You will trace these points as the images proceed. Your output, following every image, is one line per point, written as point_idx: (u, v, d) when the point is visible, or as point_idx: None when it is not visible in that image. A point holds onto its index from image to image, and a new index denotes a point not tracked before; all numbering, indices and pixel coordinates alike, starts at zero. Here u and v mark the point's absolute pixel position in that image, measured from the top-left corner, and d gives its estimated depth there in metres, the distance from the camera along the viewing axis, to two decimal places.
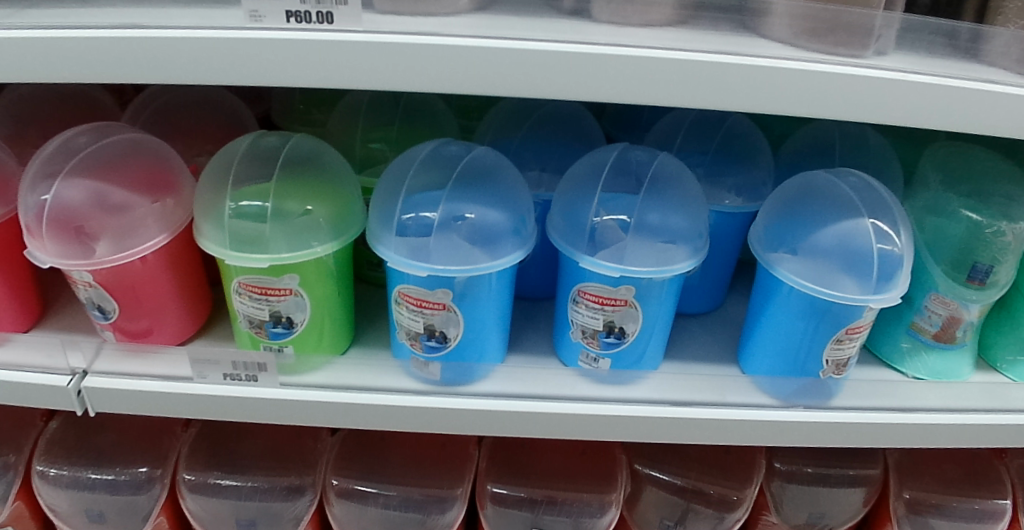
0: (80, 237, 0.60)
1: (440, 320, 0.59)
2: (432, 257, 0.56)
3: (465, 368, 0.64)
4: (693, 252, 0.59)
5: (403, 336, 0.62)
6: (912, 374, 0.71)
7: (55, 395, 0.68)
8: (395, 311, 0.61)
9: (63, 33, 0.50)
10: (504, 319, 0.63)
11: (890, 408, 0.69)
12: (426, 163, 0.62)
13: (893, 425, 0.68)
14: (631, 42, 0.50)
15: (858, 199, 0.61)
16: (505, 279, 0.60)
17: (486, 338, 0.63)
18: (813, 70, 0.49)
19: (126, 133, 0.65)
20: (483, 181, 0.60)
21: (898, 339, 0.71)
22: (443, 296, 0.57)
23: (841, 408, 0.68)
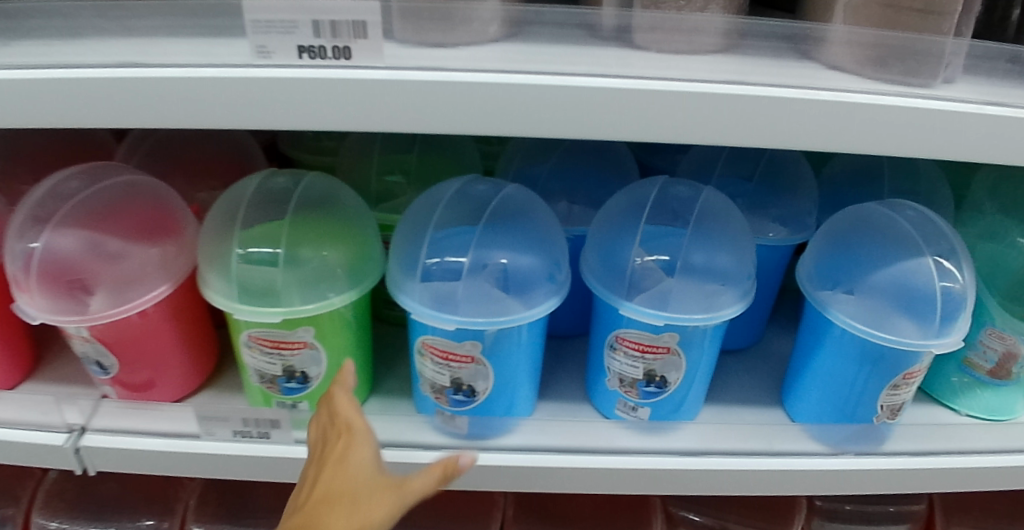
0: (74, 291, 0.55)
1: (468, 373, 0.55)
2: (460, 308, 0.51)
3: (493, 422, 0.59)
4: (741, 295, 0.54)
5: (427, 389, 0.58)
6: (967, 414, 0.67)
7: (51, 455, 0.63)
8: (417, 363, 0.57)
9: (49, 73, 0.45)
10: (535, 369, 0.59)
11: (946, 452, 0.64)
12: (451, 202, 0.57)
13: (949, 471, 0.63)
14: (681, 75, 0.45)
15: (916, 234, 0.57)
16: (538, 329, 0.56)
17: (516, 391, 0.58)
18: (882, 105, 0.44)
19: (121, 174, 0.61)
20: (514, 223, 0.56)
21: (949, 374, 0.67)
22: (471, 349, 0.53)
23: (894, 454, 0.63)
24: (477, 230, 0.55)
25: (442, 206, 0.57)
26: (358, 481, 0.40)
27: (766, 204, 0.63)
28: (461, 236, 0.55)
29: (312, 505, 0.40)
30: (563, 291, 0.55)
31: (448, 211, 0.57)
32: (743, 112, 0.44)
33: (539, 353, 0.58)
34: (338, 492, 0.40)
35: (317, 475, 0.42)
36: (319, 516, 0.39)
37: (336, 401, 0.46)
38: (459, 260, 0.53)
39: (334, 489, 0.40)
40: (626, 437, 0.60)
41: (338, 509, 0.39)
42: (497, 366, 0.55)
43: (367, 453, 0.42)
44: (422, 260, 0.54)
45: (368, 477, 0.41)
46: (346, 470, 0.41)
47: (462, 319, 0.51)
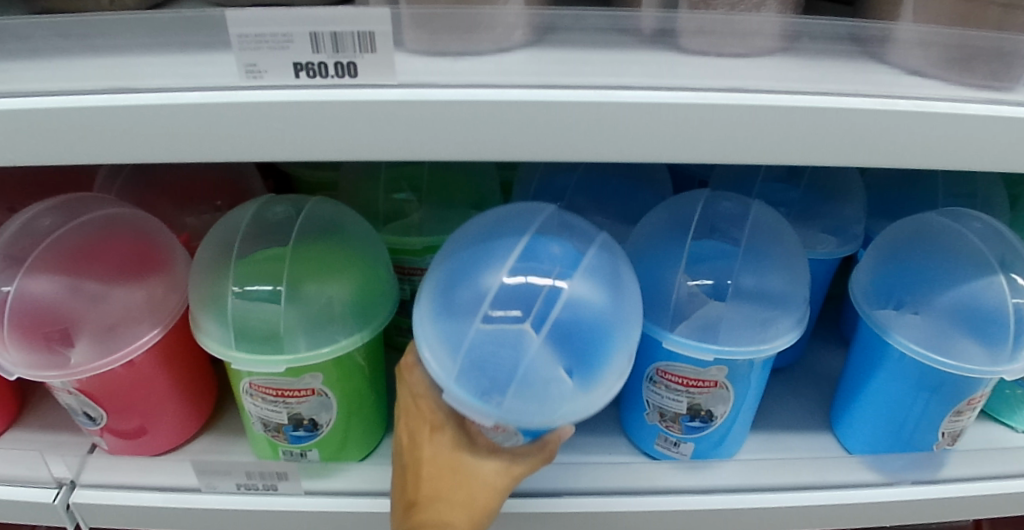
0: (51, 343, 0.49)
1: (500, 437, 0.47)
2: (507, 400, 0.42)
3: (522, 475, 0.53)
4: (796, 321, 0.49)
5: (262, 428, 0.53)
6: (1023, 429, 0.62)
7: (38, 512, 0.57)
8: (253, 404, 0.51)
9: (5, 103, 0.39)
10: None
11: (1006, 475, 0.60)
12: (522, 244, 0.46)
13: (1010, 495, 0.59)
14: (737, 84, 0.39)
15: (984, 246, 0.51)
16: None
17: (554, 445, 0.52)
18: (964, 114, 0.39)
19: (101, 208, 0.55)
20: (598, 285, 0.45)
21: (1002, 386, 0.62)
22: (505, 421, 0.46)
23: (952, 480, 0.59)
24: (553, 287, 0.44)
25: (510, 248, 0.46)
26: (465, 474, 0.47)
27: (810, 214, 0.59)
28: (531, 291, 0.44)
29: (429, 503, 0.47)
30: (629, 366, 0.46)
31: (516, 255, 0.45)
32: (809, 126, 0.39)
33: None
34: (452, 491, 0.47)
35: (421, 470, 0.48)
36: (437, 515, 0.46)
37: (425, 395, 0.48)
38: (521, 331, 0.43)
39: (445, 487, 0.47)
40: (669, 475, 0.55)
41: (455, 504, 0.47)
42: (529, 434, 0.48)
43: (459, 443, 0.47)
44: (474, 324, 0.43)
45: (474, 460, 0.48)
46: (449, 466, 0.47)
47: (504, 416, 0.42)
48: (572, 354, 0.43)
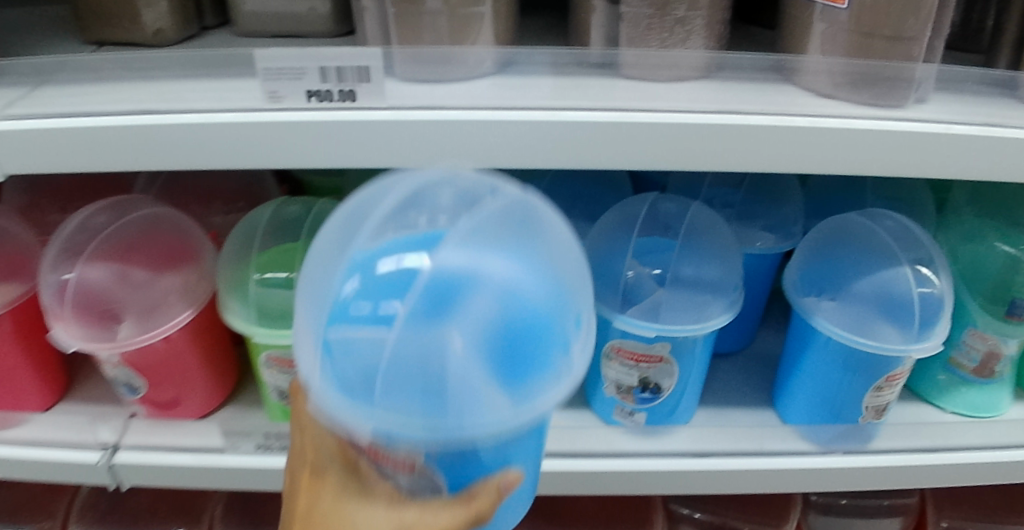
0: (105, 321, 0.60)
1: (406, 479, 0.38)
2: (392, 406, 0.35)
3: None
4: (729, 305, 0.57)
5: (277, 395, 0.62)
6: (951, 410, 0.69)
7: (86, 472, 0.67)
8: (266, 374, 0.61)
9: (81, 123, 0.49)
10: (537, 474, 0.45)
11: (935, 447, 0.66)
12: (464, 216, 0.40)
13: (936, 466, 0.66)
14: (665, 106, 0.48)
15: (894, 242, 0.60)
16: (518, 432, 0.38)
17: (518, 507, 0.44)
18: (853, 128, 0.48)
19: (144, 208, 0.65)
20: (534, 276, 0.39)
21: (933, 372, 0.69)
22: (404, 449, 0.36)
23: (885, 452, 0.66)
24: (477, 272, 0.38)
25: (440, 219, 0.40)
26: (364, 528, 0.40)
27: (751, 215, 0.67)
28: (452, 273, 0.38)
29: None
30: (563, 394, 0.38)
31: (387, 229, 0.40)
32: (720, 138, 0.47)
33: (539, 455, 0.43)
34: None
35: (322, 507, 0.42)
36: None
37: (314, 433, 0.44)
38: (422, 322, 0.36)
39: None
40: (625, 441, 0.64)
41: None
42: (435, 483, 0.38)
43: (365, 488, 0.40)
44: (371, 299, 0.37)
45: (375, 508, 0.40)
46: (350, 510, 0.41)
47: (387, 426, 0.34)
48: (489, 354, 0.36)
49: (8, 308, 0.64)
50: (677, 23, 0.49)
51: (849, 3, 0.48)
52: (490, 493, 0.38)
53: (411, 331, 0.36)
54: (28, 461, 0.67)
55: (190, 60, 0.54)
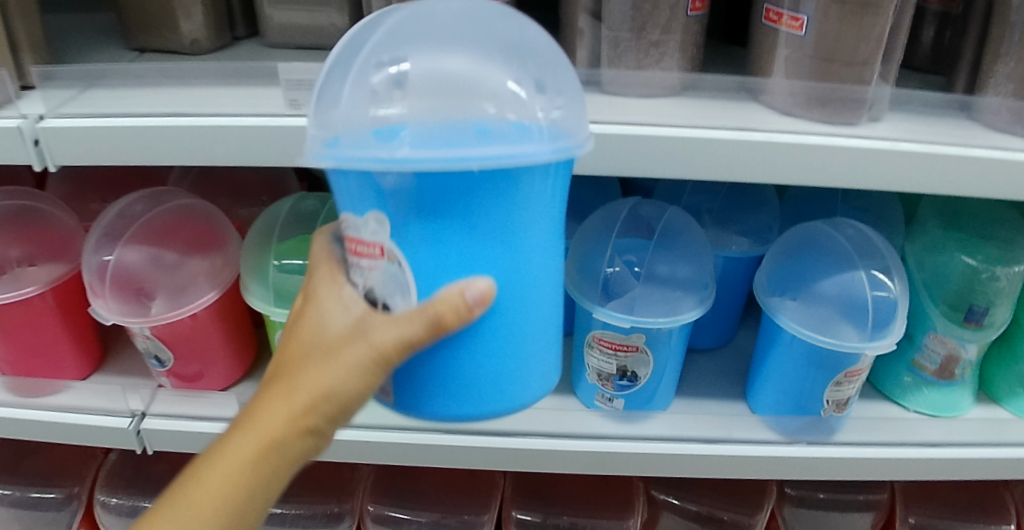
0: (139, 297, 0.67)
1: (381, 280, 0.40)
2: (388, 145, 0.35)
3: (470, 390, 0.43)
4: (699, 301, 0.63)
5: None
6: (915, 409, 0.73)
7: (116, 435, 0.74)
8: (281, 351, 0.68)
9: (125, 122, 0.57)
10: (552, 300, 0.44)
11: (898, 443, 0.70)
12: (434, 1, 0.40)
13: (900, 460, 0.69)
14: (637, 120, 0.54)
15: (853, 249, 0.65)
16: (507, 214, 0.37)
17: (530, 341, 0.43)
18: (808, 143, 0.53)
19: (177, 199, 0.72)
20: (518, 67, 0.38)
21: (900, 374, 0.73)
22: (376, 228, 0.38)
23: (851, 444, 0.70)
24: (458, 56, 0.38)
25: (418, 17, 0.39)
26: (318, 339, 0.42)
27: (726, 219, 0.74)
28: (432, 54, 0.38)
29: (277, 369, 0.44)
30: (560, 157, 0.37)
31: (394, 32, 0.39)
32: (686, 149, 0.53)
33: (549, 274, 0.43)
34: (295, 357, 0.43)
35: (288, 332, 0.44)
36: (270, 385, 0.44)
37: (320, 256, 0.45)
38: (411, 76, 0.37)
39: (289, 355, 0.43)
40: (603, 424, 0.69)
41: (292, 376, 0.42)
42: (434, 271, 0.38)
43: (323, 308, 0.42)
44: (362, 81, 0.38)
45: (332, 316, 0.42)
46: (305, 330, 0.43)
47: (382, 156, 0.34)
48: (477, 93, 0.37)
49: (52, 286, 0.72)
50: (652, 46, 0.56)
51: (806, 32, 0.54)
52: (455, 299, 0.37)
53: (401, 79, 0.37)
54: (67, 425, 0.74)
55: (223, 70, 0.61)
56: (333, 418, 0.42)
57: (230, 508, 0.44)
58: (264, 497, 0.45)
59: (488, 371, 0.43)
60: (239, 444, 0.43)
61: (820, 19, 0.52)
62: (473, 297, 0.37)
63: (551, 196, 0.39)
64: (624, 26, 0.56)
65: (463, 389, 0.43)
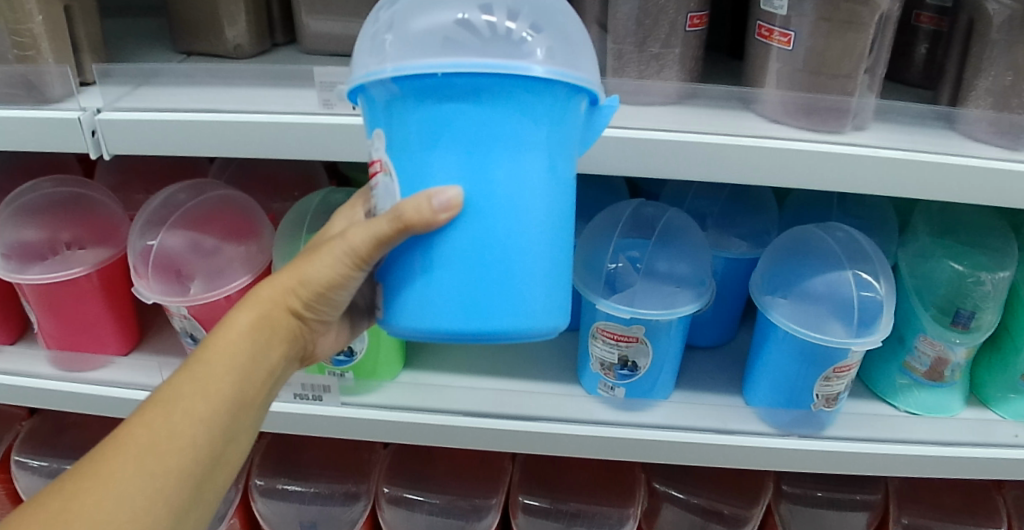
0: (178, 278, 0.73)
1: (381, 196, 0.45)
2: (402, 59, 0.40)
3: (460, 307, 0.45)
4: (696, 295, 0.67)
5: None
6: (904, 409, 0.74)
7: None
8: None
9: (176, 116, 0.63)
10: (554, 233, 0.46)
11: (888, 439, 0.71)
12: None
13: (893, 457, 0.70)
14: (638, 125, 0.59)
15: (841, 251, 0.70)
16: (496, 123, 0.41)
17: (526, 267, 0.45)
18: (792, 148, 0.58)
19: (217, 190, 0.78)
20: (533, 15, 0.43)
21: (893, 376, 0.75)
22: (378, 144, 0.44)
23: (845, 440, 0.71)
24: None
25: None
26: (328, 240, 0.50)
27: (728, 222, 0.78)
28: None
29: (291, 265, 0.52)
30: (556, 81, 0.40)
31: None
32: (681, 152, 0.58)
33: (549, 202, 0.45)
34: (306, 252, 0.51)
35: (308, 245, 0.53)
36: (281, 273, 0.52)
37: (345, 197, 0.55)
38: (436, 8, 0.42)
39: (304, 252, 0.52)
40: (605, 411, 0.73)
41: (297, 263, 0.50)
42: (429, 176, 0.43)
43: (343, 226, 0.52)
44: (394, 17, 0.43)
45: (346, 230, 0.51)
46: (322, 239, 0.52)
47: (397, 66, 0.39)
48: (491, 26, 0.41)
49: (97, 267, 0.77)
50: (653, 58, 0.62)
51: (794, 45, 0.59)
52: (421, 201, 0.41)
53: (426, 13, 0.42)
54: (105, 397, 0.80)
55: (264, 72, 0.67)
56: (319, 303, 0.50)
57: (225, 376, 0.49)
58: (250, 374, 0.50)
59: (478, 286, 0.45)
60: (239, 312, 0.50)
61: (809, 36, 0.58)
62: (446, 197, 0.41)
63: (542, 119, 0.42)
64: (628, 39, 0.62)
65: (454, 303, 0.45)
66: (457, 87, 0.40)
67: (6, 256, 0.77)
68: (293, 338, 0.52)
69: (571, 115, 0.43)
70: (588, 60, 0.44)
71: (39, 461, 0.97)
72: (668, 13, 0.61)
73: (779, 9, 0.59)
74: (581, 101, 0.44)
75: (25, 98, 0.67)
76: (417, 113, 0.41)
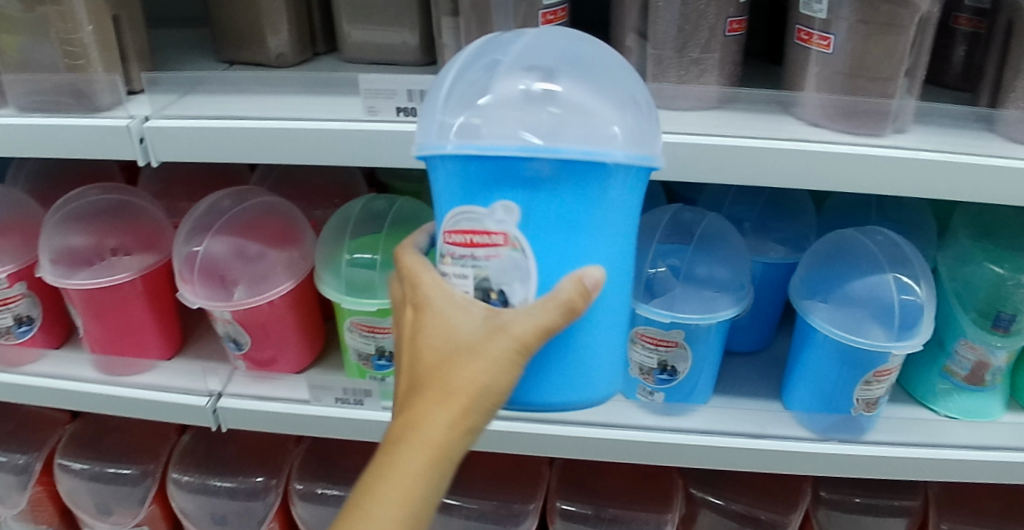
0: (223, 283, 0.74)
1: (499, 268, 0.43)
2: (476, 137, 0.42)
3: (541, 383, 0.50)
4: (736, 300, 0.68)
5: (357, 358, 0.75)
6: (944, 413, 0.74)
7: (193, 412, 0.80)
8: (348, 337, 0.74)
9: (222, 124, 0.64)
10: (617, 306, 0.50)
11: (931, 444, 0.70)
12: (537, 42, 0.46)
13: (935, 462, 0.70)
14: (678, 130, 0.60)
15: (882, 254, 0.69)
16: (580, 208, 0.43)
17: (599, 341, 0.50)
18: (835, 151, 0.58)
19: (260, 197, 0.80)
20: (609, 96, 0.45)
21: (933, 381, 0.74)
22: (504, 217, 0.42)
23: (886, 445, 0.70)
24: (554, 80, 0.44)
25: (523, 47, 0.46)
26: (455, 345, 0.43)
27: (765, 227, 0.78)
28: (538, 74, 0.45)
29: (413, 385, 0.44)
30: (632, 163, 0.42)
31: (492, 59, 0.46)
32: (722, 156, 0.58)
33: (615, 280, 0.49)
34: (436, 367, 0.43)
35: (417, 354, 0.44)
36: (413, 401, 0.44)
37: (410, 267, 0.47)
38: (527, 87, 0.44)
39: (429, 367, 0.43)
40: (643, 415, 0.73)
41: (438, 385, 0.43)
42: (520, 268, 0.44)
43: (456, 318, 0.43)
44: (466, 92, 0.44)
45: (465, 326, 0.43)
46: (437, 340, 0.43)
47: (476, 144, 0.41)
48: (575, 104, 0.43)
49: (142, 273, 0.79)
50: (693, 63, 0.63)
51: (834, 49, 0.59)
52: (570, 287, 0.42)
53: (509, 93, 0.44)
54: (149, 401, 0.82)
55: (307, 81, 0.68)
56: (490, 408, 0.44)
57: None
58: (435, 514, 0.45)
59: (556, 365, 0.49)
60: (400, 467, 0.43)
61: (849, 37, 0.58)
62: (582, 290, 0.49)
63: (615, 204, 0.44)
64: (668, 46, 0.62)
65: (531, 380, 0.49)
66: (557, 174, 0.41)
67: (54, 262, 0.79)
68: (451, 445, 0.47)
69: (642, 196, 0.46)
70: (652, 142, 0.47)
71: (81, 464, 0.99)
72: (707, 18, 0.61)
73: (819, 12, 0.59)
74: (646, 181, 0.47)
75: (74, 106, 0.69)
76: (518, 200, 0.42)
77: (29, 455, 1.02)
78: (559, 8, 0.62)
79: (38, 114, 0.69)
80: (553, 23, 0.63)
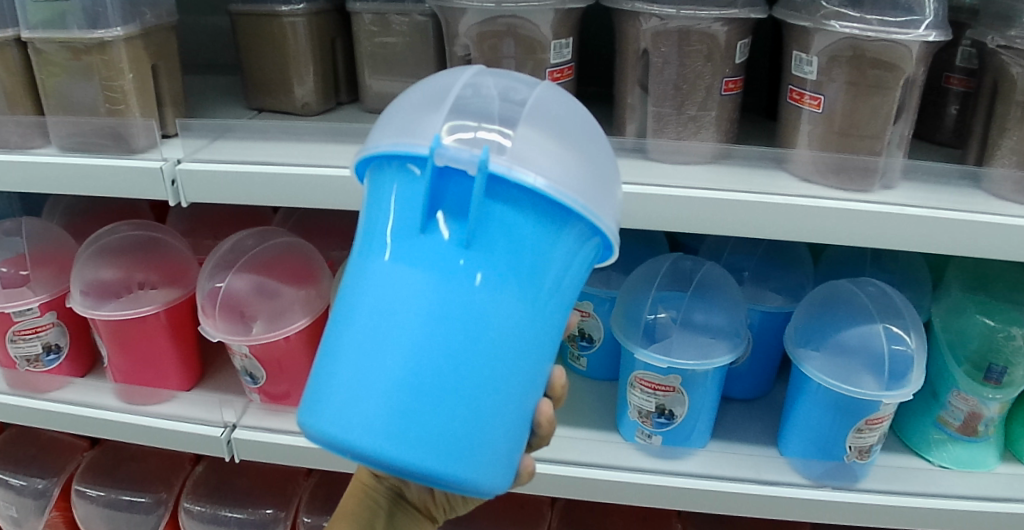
0: (241, 318, 0.78)
1: None
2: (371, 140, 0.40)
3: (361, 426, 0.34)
4: (731, 347, 0.70)
5: None
6: (938, 463, 0.74)
7: (208, 442, 0.83)
8: None
9: (249, 168, 0.69)
10: (511, 366, 0.36)
11: (926, 494, 0.71)
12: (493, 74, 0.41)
13: (930, 512, 0.70)
14: (675, 184, 0.63)
15: (873, 305, 0.71)
16: (412, 226, 0.35)
17: (471, 391, 0.35)
18: (824, 206, 0.61)
19: (281, 237, 0.84)
20: (563, 129, 0.38)
21: (928, 430, 0.75)
22: None
23: (879, 494, 0.71)
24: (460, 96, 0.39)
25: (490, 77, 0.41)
26: None
27: (763, 277, 0.81)
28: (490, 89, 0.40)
29: None
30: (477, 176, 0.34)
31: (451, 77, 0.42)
32: (716, 209, 0.62)
33: (509, 329, 0.35)
34: None
35: None
36: None
37: None
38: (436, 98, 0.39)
39: None
40: (641, 458, 0.75)
41: None
42: (382, 266, 0.36)
43: None
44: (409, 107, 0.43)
45: None
46: None
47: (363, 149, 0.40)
48: (507, 121, 0.37)
49: (166, 306, 0.83)
50: (690, 120, 0.66)
51: (823, 109, 0.63)
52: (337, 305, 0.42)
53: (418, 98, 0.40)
54: (166, 430, 0.85)
55: (329, 129, 0.73)
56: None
57: None
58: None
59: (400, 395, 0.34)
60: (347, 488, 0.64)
61: (837, 98, 0.62)
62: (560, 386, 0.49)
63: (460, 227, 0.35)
64: (665, 104, 0.66)
65: (362, 405, 0.35)
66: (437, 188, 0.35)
67: (83, 293, 0.83)
68: (378, 489, 0.61)
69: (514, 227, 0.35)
70: (607, 195, 0.39)
71: (97, 491, 1.02)
72: (704, 79, 0.65)
73: (810, 74, 0.63)
74: (531, 213, 0.35)
75: (113, 148, 0.74)
76: (370, 208, 0.38)
77: (48, 480, 1.06)
78: (565, 67, 0.67)
79: (80, 154, 0.75)
80: (560, 80, 0.67)
